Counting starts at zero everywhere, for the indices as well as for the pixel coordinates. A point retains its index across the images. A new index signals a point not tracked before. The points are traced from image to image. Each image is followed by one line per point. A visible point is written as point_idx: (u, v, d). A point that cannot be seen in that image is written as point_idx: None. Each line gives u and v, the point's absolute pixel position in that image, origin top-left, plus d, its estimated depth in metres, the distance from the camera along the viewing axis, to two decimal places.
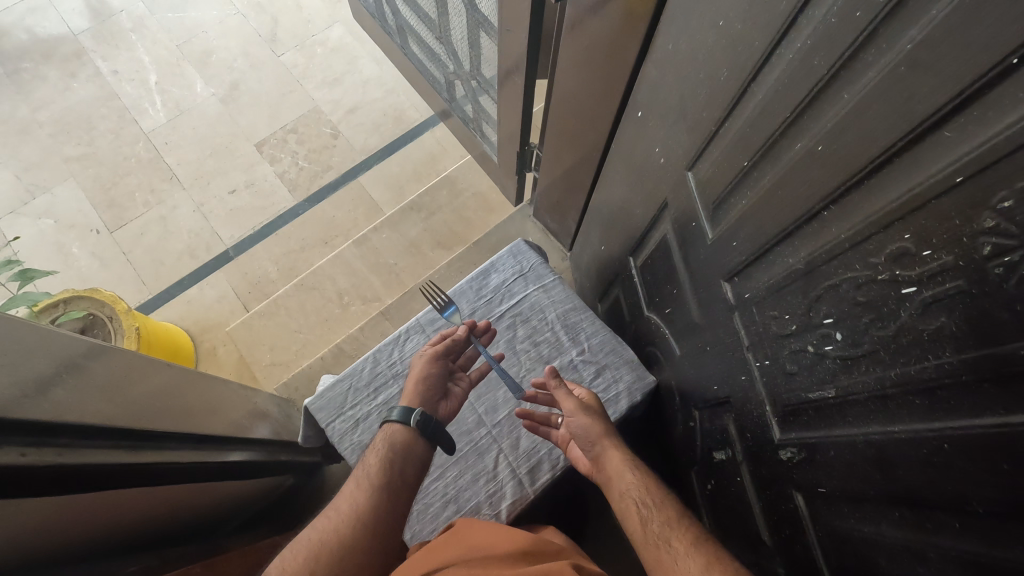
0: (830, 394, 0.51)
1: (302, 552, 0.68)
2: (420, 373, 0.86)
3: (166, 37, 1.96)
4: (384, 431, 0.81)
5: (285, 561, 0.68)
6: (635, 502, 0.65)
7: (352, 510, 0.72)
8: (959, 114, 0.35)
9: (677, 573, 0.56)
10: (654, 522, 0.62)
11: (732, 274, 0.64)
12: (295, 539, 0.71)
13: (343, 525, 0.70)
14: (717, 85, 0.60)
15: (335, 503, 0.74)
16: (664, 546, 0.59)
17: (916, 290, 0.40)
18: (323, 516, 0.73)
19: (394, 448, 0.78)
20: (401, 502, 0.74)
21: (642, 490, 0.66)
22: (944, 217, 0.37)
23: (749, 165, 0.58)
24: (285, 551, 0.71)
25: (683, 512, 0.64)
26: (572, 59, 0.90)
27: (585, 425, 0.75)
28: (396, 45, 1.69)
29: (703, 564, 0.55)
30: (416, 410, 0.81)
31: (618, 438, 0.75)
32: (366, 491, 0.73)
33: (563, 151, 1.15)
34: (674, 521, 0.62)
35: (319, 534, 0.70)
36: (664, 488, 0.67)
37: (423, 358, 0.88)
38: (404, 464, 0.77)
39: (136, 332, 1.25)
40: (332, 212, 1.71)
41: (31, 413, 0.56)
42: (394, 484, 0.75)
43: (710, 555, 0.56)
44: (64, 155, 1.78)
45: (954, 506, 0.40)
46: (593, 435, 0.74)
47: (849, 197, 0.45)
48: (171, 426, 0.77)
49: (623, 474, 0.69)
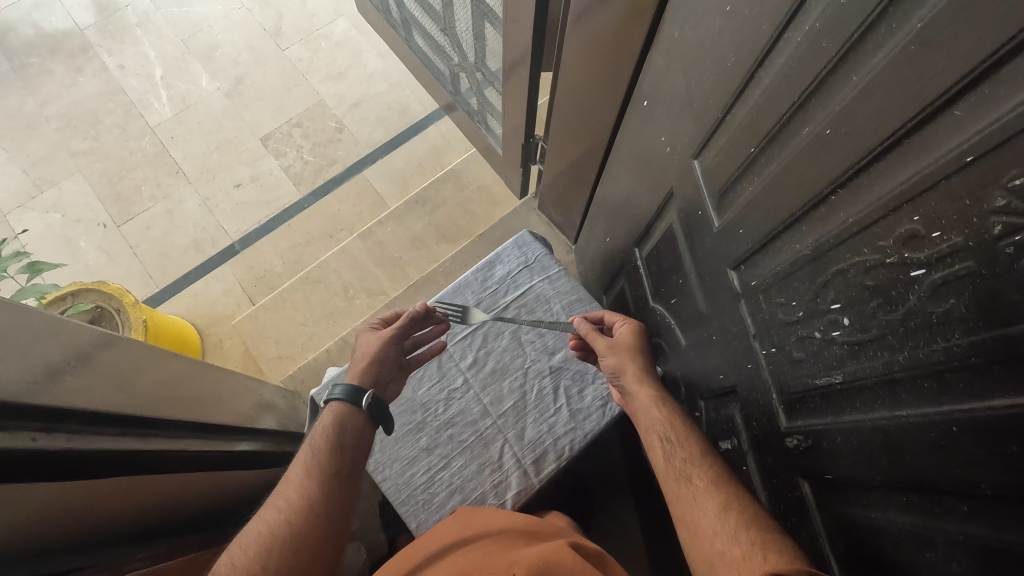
0: (837, 380, 0.50)
1: (252, 546, 0.64)
2: (375, 354, 0.87)
3: (171, 32, 1.97)
4: (328, 412, 0.81)
5: (233, 557, 0.63)
6: (660, 438, 0.72)
7: (305, 497, 0.69)
8: (970, 93, 0.35)
9: (694, 509, 0.62)
10: (676, 459, 0.68)
11: (739, 262, 0.63)
12: (240, 534, 0.67)
13: (295, 514, 0.67)
14: (723, 71, 0.59)
15: (280, 494, 0.71)
16: (684, 482, 0.65)
17: (926, 273, 0.40)
18: (269, 508, 0.69)
19: (343, 432, 0.79)
20: (351, 486, 0.74)
21: (667, 427, 0.72)
22: (954, 197, 0.37)
23: (757, 152, 0.57)
24: (228, 548, 0.66)
25: (704, 449, 0.68)
26: (577, 48, 0.89)
27: (614, 362, 0.82)
28: (401, 38, 1.69)
29: (719, 504, 0.60)
30: (367, 391, 0.83)
31: (649, 377, 0.80)
32: (318, 477, 0.72)
33: (568, 143, 1.15)
34: (695, 459, 0.67)
35: (269, 525, 0.66)
36: (690, 424, 0.72)
37: (380, 339, 0.89)
38: (354, 449, 0.78)
39: (143, 325, 1.26)
40: (337, 206, 1.71)
41: (40, 400, 0.56)
42: (345, 468, 0.74)
43: (727, 496, 0.61)
44: (71, 150, 1.79)
45: (963, 491, 0.40)
46: (623, 371, 0.82)
47: (859, 180, 0.45)
48: (179, 415, 0.78)
49: (650, 409, 0.75)
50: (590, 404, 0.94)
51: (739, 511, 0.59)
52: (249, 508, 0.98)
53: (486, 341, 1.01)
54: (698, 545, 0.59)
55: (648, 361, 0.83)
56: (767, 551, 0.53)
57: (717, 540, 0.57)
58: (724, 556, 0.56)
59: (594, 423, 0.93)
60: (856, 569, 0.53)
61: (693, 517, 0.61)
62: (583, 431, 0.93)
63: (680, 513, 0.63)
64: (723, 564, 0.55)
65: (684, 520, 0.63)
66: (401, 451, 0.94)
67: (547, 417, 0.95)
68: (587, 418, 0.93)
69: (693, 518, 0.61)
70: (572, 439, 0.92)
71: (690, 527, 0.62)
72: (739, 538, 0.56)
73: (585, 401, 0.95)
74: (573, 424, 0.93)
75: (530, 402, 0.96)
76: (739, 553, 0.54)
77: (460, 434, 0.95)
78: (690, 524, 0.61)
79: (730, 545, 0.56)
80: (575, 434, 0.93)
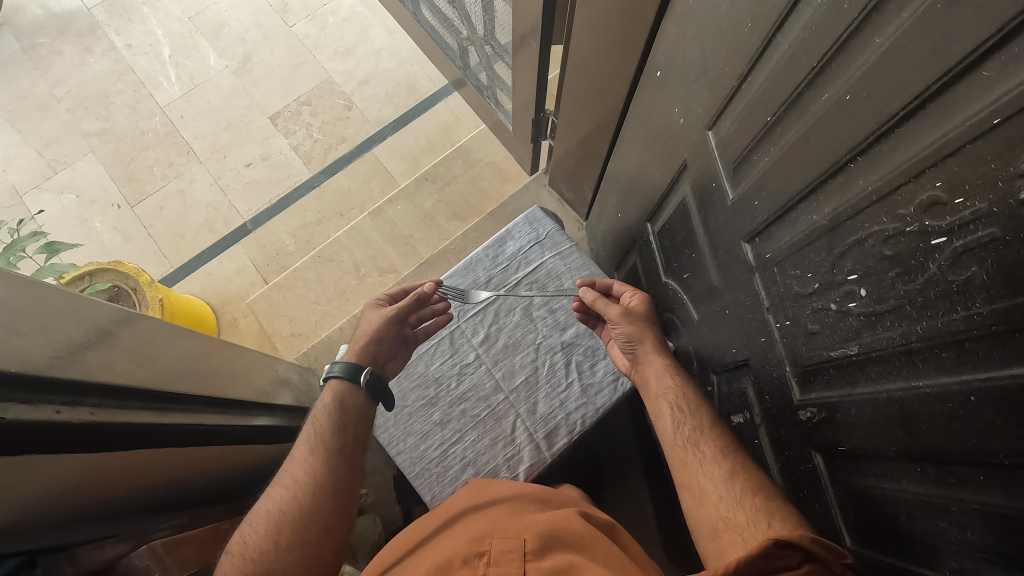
0: (852, 352, 0.50)
1: (262, 525, 0.66)
2: (374, 333, 0.87)
3: (178, 9, 1.95)
4: (328, 391, 0.82)
5: (245, 536, 0.66)
6: (669, 406, 0.72)
7: (310, 474, 0.71)
8: (999, 52, 0.34)
9: (700, 477, 0.63)
10: (685, 427, 0.69)
11: (754, 235, 0.63)
12: (251, 511, 0.69)
13: (303, 491, 0.69)
14: (740, 38, 0.58)
15: (287, 471, 0.72)
16: (692, 449, 0.66)
17: (946, 241, 0.39)
18: (277, 485, 0.71)
19: (345, 410, 0.80)
20: (356, 461, 0.75)
21: (676, 395, 0.73)
22: (979, 160, 0.36)
23: (773, 120, 0.56)
24: (240, 526, 0.68)
25: (714, 419, 0.69)
26: (588, 18, 0.87)
27: (626, 330, 0.82)
28: (409, 13, 1.66)
29: (726, 473, 0.62)
30: (365, 368, 0.84)
31: (658, 345, 0.81)
32: (322, 454, 0.73)
33: (579, 118, 1.13)
34: (703, 428, 0.68)
35: (278, 502, 0.68)
36: (698, 393, 0.73)
37: (383, 318, 0.88)
38: (357, 425, 0.79)
39: (159, 303, 1.28)
40: (347, 184, 1.71)
41: (65, 374, 0.57)
42: (349, 444, 0.76)
43: (734, 465, 0.63)
44: (83, 131, 1.80)
45: (978, 459, 0.40)
46: (634, 339, 0.81)
47: (879, 146, 0.44)
48: (199, 390, 0.79)
49: (661, 378, 0.76)
50: (602, 379, 0.95)
51: (746, 480, 0.61)
52: (265, 481, 1.00)
53: (497, 318, 1.01)
54: (702, 510, 0.61)
55: (656, 329, 0.83)
56: (771, 518, 0.56)
57: (723, 507, 0.60)
58: (729, 522, 0.58)
59: (606, 398, 0.93)
60: (868, 539, 0.53)
61: (699, 484, 0.63)
62: (596, 405, 0.93)
63: (684, 480, 0.65)
64: (727, 530, 0.58)
65: (689, 486, 0.64)
66: (415, 425, 0.95)
67: (559, 391, 0.95)
68: (599, 393, 0.94)
69: (699, 485, 0.63)
70: (585, 413, 0.93)
71: (694, 492, 0.63)
72: (744, 505, 0.58)
73: (597, 376, 0.95)
74: (585, 399, 0.94)
75: (543, 376, 0.97)
76: (743, 519, 0.57)
77: (472, 409, 0.96)
78: (695, 490, 0.63)
79: (735, 510, 0.58)
80: (587, 408, 0.93)
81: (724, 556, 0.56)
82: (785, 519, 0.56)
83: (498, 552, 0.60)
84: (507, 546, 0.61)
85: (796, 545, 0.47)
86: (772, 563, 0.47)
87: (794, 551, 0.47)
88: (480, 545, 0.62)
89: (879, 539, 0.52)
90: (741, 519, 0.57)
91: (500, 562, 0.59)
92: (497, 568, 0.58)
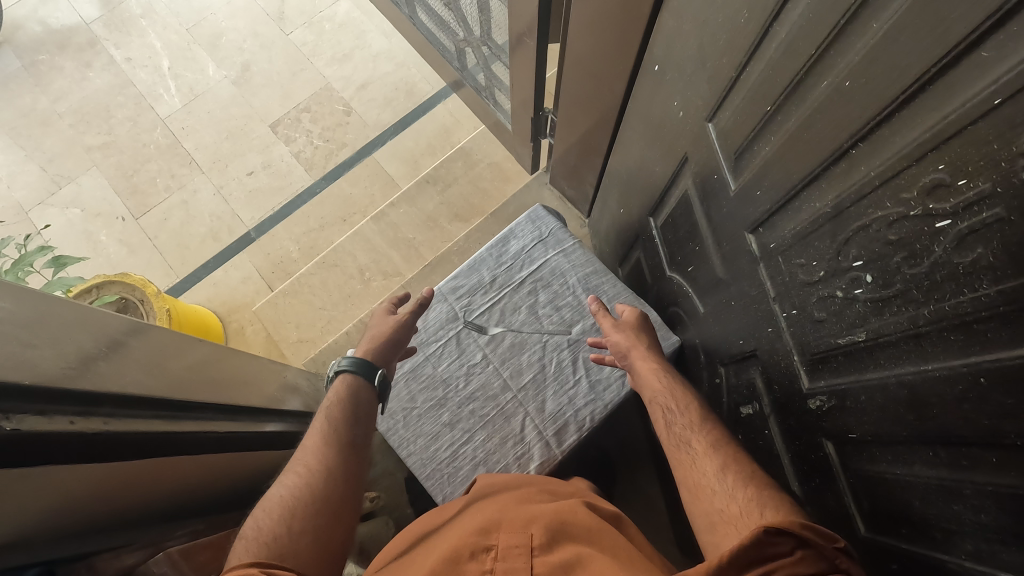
0: (860, 338, 0.50)
1: (276, 509, 0.65)
2: (391, 335, 0.90)
3: (176, 21, 1.96)
4: (340, 382, 0.83)
5: (257, 519, 0.64)
6: (661, 409, 0.72)
7: (323, 465, 0.71)
8: (998, 32, 0.34)
9: (695, 473, 0.63)
10: (677, 427, 0.69)
11: (757, 225, 0.62)
12: (262, 497, 0.67)
13: (315, 481, 0.69)
14: (738, 27, 0.58)
15: (298, 460, 0.72)
16: (685, 449, 0.66)
17: (951, 223, 0.39)
18: (289, 474, 0.70)
19: (358, 404, 0.81)
20: (363, 458, 0.76)
21: (666, 396, 0.73)
22: (981, 141, 0.36)
23: (774, 108, 0.56)
24: (252, 511, 0.66)
25: (706, 416, 0.69)
26: (583, 16, 0.87)
27: (620, 340, 0.83)
28: (405, 16, 1.67)
29: (717, 466, 0.62)
30: (379, 370, 0.86)
31: (654, 350, 0.81)
32: (336, 447, 0.74)
33: (578, 116, 1.13)
34: (695, 426, 0.68)
35: (290, 489, 0.67)
36: (691, 392, 0.73)
37: (402, 322, 0.91)
38: (367, 421, 0.80)
39: (167, 313, 1.29)
40: (349, 190, 1.72)
41: (83, 384, 0.57)
42: (359, 439, 0.77)
43: (726, 458, 0.63)
44: (86, 145, 1.81)
45: (990, 441, 0.40)
46: (628, 348, 0.82)
47: (881, 130, 0.44)
48: (211, 397, 0.80)
49: (653, 379, 0.76)
50: (609, 375, 0.95)
51: (738, 471, 0.61)
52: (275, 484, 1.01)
53: (503, 317, 1.02)
54: (699, 505, 0.61)
55: (652, 335, 0.84)
56: (763, 507, 0.56)
57: (718, 500, 0.59)
58: (724, 514, 0.58)
59: (614, 393, 0.93)
60: (881, 524, 0.54)
61: (695, 480, 0.63)
62: (603, 402, 0.93)
63: (683, 479, 0.65)
64: (722, 522, 0.57)
65: (686, 484, 0.64)
66: (425, 426, 0.95)
67: (567, 389, 0.95)
68: (607, 389, 0.94)
69: (694, 481, 0.63)
70: (592, 410, 0.93)
71: (692, 492, 0.63)
72: (736, 496, 0.58)
73: (605, 372, 0.95)
74: (592, 396, 0.94)
75: (550, 374, 0.97)
76: (737, 510, 0.57)
77: (480, 409, 0.96)
78: (692, 487, 0.63)
79: (728, 503, 0.58)
80: (595, 405, 0.93)
81: (720, 547, 0.56)
82: (776, 505, 0.55)
83: (505, 547, 0.59)
84: (513, 541, 0.60)
85: (785, 531, 0.47)
86: (763, 550, 0.46)
87: (784, 537, 0.47)
88: (487, 539, 0.61)
89: (893, 524, 0.52)
90: (735, 511, 0.57)
91: (507, 557, 0.57)
92: (507, 562, 0.57)
